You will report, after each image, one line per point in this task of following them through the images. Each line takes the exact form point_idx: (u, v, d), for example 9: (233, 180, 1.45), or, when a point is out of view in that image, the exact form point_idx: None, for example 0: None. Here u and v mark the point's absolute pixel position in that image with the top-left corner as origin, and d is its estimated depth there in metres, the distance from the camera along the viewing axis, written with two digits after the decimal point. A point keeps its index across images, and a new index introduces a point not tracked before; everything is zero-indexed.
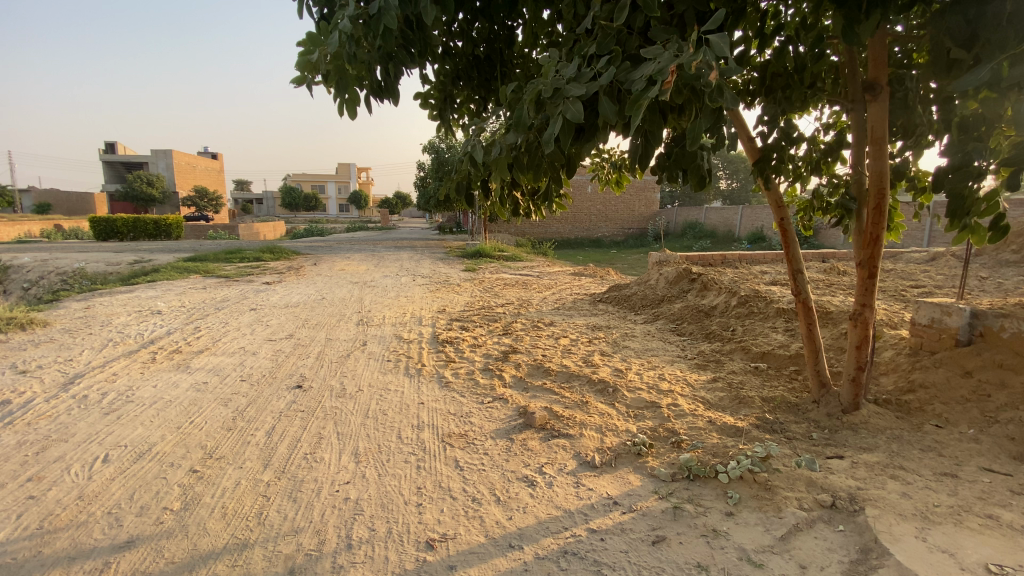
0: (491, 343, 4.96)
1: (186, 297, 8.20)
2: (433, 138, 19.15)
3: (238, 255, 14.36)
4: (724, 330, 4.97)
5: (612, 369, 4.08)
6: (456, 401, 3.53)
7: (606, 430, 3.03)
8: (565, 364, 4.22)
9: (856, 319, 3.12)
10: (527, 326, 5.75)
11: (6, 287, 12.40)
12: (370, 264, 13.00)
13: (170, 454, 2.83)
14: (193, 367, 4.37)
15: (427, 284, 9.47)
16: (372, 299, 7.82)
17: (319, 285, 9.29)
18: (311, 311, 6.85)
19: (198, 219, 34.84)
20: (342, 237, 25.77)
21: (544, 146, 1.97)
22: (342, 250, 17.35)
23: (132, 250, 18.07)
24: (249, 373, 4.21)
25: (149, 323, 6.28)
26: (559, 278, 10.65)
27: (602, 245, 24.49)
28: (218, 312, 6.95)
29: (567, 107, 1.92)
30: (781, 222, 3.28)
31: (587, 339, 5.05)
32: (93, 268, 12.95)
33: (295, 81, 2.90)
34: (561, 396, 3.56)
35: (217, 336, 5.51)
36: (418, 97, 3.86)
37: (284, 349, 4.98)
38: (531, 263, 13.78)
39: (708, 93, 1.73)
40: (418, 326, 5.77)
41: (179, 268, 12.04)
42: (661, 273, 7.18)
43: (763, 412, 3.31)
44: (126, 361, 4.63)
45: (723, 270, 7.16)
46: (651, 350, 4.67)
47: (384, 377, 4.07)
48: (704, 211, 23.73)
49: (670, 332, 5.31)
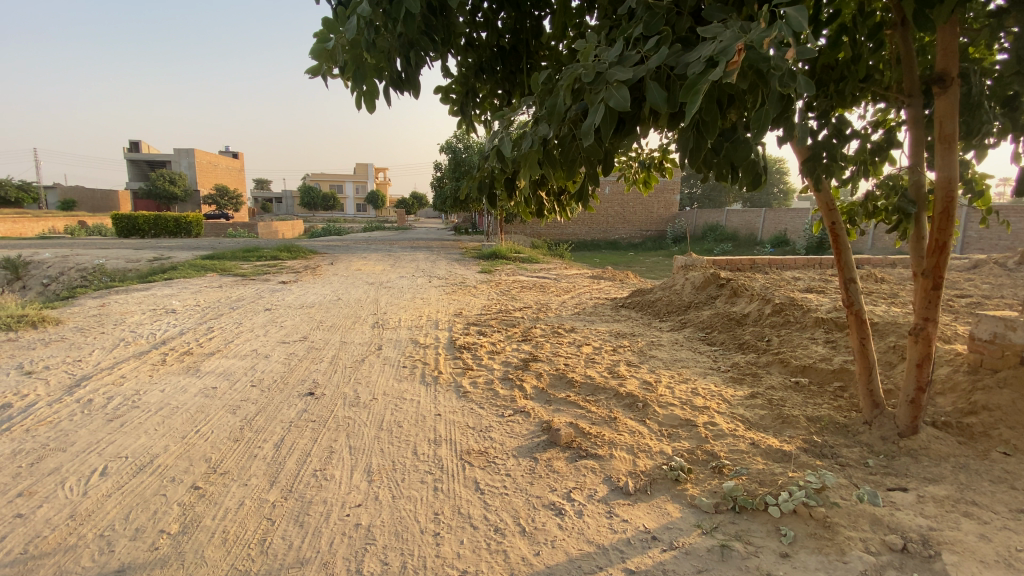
0: (511, 350, 4.73)
1: (201, 295, 8.13)
2: (450, 138, 19.03)
3: (255, 254, 14.37)
4: (759, 340, 4.68)
5: (641, 381, 3.82)
6: (474, 413, 3.32)
7: (639, 451, 2.79)
8: (590, 374, 3.98)
9: (917, 335, 2.80)
10: (548, 332, 5.50)
11: (27, 282, 12.56)
12: (386, 264, 12.89)
13: (171, 467, 2.67)
14: (203, 371, 4.22)
15: (443, 285, 9.28)
16: (387, 300, 7.64)
17: (335, 286, 9.18)
18: (326, 312, 6.70)
19: (217, 216, 35.24)
20: (359, 236, 25.82)
21: (582, 138, 1.73)
22: (359, 250, 17.31)
23: (151, 247, 18.25)
24: (260, 378, 4.04)
25: (163, 322, 6.18)
26: (578, 281, 10.39)
27: (620, 247, 24.16)
28: (232, 312, 6.85)
29: (609, 93, 1.69)
30: (833, 227, 2.99)
31: (611, 348, 4.79)
32: (112, 265, 13.05)
33: (309, 72, 2.70)
34: (587, 410, 3.31)
35: (229, 337, 5.37)
36: (439, 91, 3.65)
37: (297, 352, 4.82)
38: (549, 265, 13.52)
39: (777, 77, 1.50)
40: (434, 330, 5.57)
41: (196, 266, 12.06)
42: (688, 278, 6.89)
43: (810, 434, 3.04)
44: (135, 362, 4.51)
45: (753, 276, 6.84)
46: (681, 361, 4.41)
47: (400, 384, 3.87)
48: (725, 214, 23.22)
49: (700, 341, 5.04)
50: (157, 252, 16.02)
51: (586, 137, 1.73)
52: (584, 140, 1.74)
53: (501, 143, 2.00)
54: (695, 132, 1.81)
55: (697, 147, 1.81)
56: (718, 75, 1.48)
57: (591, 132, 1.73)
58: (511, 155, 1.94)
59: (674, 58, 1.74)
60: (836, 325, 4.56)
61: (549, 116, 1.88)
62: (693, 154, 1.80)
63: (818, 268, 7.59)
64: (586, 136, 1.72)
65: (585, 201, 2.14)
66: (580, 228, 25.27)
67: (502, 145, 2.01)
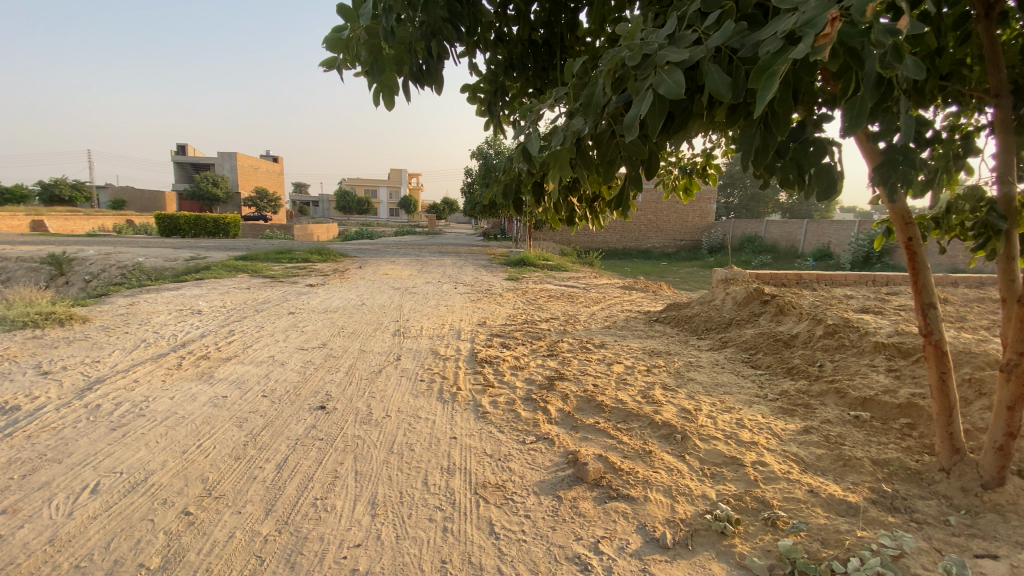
0: (536, 367, 4.44)
1: (228, 297, 8.12)
2: (483, 144, 18.93)
3: (287, 256, 14.51)
4: (811, 366, 4.29)
5: (679, 409, 3.50)
6: (493, 438, 3.03)
7: (677, 494, 2.47)
8: (622, 399, 3.65)
9: (1008, 372, 2.32)
10: (576, 347, 5.18)
11: (70, 278, 12.97)
12: (414, 269, 12.80)
13: (165, 487, 2.48)
14: (217, 377, 4.08)
15: (468, 293, 9.04)
16: (411, 307, 7.45)
17: (360, 290, 9.08)
18: (348, 318, 6.54)
19: (254, 218, 36.18)
20: (389, 240, 25.98)
21: (623, 132, 1.45)
22: (388, 254, 17.34)
23: (189, 246, 18.76)
24: (272, 387, 3.87)
25: (186, 324, 6.13)
26: (608, 292, 10.03)
27: (651, 256, 23.57)
28: (256, 315, 6.77)
29: (661, 78, 1.41)
30: (909, 243, 2.55)
31: (645, 368, 4.45)
32: (149, 263, 13.35)
33: (323, 65, 2.48)
34: (618, 441, 3.01)
35: (249, 341, 5.25)
36: (466, 90, 3.40)
37: (314, 359, 4.64)
38: (578, 274, 13.14)
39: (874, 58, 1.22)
40: (456, 341, 5.33)
41: (228, 266, 12.19)
42: (728, 293, 6.49)
43: (877, 481, 2.64)
44: (152, 365, 4.40)
45: (800, 292, 6.37)
46: (723, 387, 4.05)
47: (416, 401, 3.62)
48: (764, 224, 22.35)
49: (743, 364, 4.66)
50: (194, 252, 16.38)
51: (629, 131, 1.45)
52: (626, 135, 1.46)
53: (528, 138, 1.74)
54: (762, 126, 1.51)
55: (764, 145, 1.50)
56: (801, 51, 1.18)
57: (634, 126, 1.44)
58: (537, 153, 1.67)
59: (739, 38, 1.45)
60: (899, 351, 4.12)
61: (584, 107, 1.60)
62: (758, 152, 1.50)
63: (871, 286, 7.04)
64: (630, 129, 1.44)
65: (626, 212, 1.82)
66: (611, 236, 24.76)
67: (528, 140, 1.74)
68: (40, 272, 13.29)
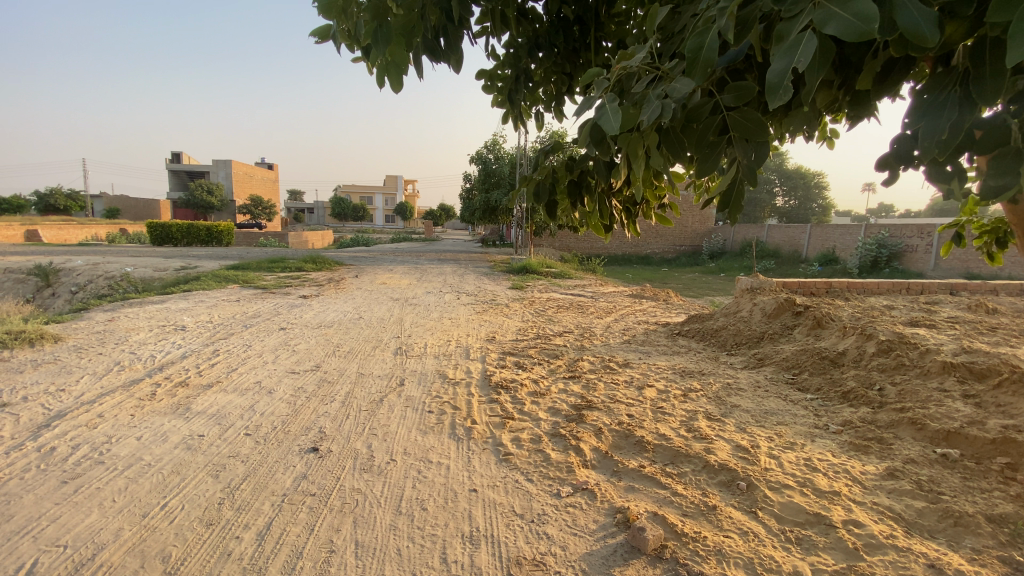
0: (558, 392, 3.92)
1: (216, 310, 7.56)
2: (481, 147, 18.43)
3: (280, 264, 13.94)
4: (870, 391, 3.81)
5: (733, 448, 3.01)
6: (520, 491, 2.53)
7: (765, 571, 1.97)
8: (664, 433, 3.14)
9: None
10: (598, 367, 4.67)
11: (55, 290, 12.33)
12: (413, 278, 12.28)
13: (116, 571, 1.94)
14: (195, 410, 3.53)
15: (471, 304, 8.51)
16: (412, 320, 6.92)
17: (357, 302, 8.55)
18: (344, 334, 6.00)
19: (248, 227, 35.54)
20: (386, 248, 25.42)
21: (766, 95, 0.96)
22: (386, 262, 16.80)
23: (180, 255, 18.12)
24: (258, 422, 3.32)
25: (168, 342, 5.57)
26: (617, 301, 9.57)
27: (653, 262, 23.12)
28: (244, 331, 6.22)
29: (833, 12, 0.92)
30: None
31: (681, 393, 3.94)
32: (137, 274, 12.73)
33: (315, 33, 1.95)
34: (672, 494, 2.51)
35: (234, 364, 4.70)
36: (482, 75, 2.97)
37: (307, 386, 4.10)
38: (582, 282, 12.64)
39: None
40: (466, 360, 4.81)
41: (219, 277, 11.59)
42: (755, 303, 6.04)
43: (1004, 546, 2.14)
44: (122, 394, 3.85)
45: (834, 303, 5.93)
46: (774, 417, 3.55)
47: (424, 439, 3.10)
48: (766, 229, 21.97)
49: (788, 387, 4.17)
50: (185, 261, 15.80)
51: (772, 95, 0.96)
52: (768, 101, 0.97)
53: (600, 112, 1.24)
54: (957, 97, 0.99)
55: (958, 124, 0.96)
56: None
57: (781, 82, 0.95)
58: (616, 130, 1.16)
59: None
60: (970, 372, 3.69)
61: (687, 66, 1.12)
62: (955, 130, 0.95)
63: (904, 296, 6.61)
64: (776, 90, 0.95)
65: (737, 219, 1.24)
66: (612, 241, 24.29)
67: (602, 116, 1.23)
68: (24, 283, 12.67)
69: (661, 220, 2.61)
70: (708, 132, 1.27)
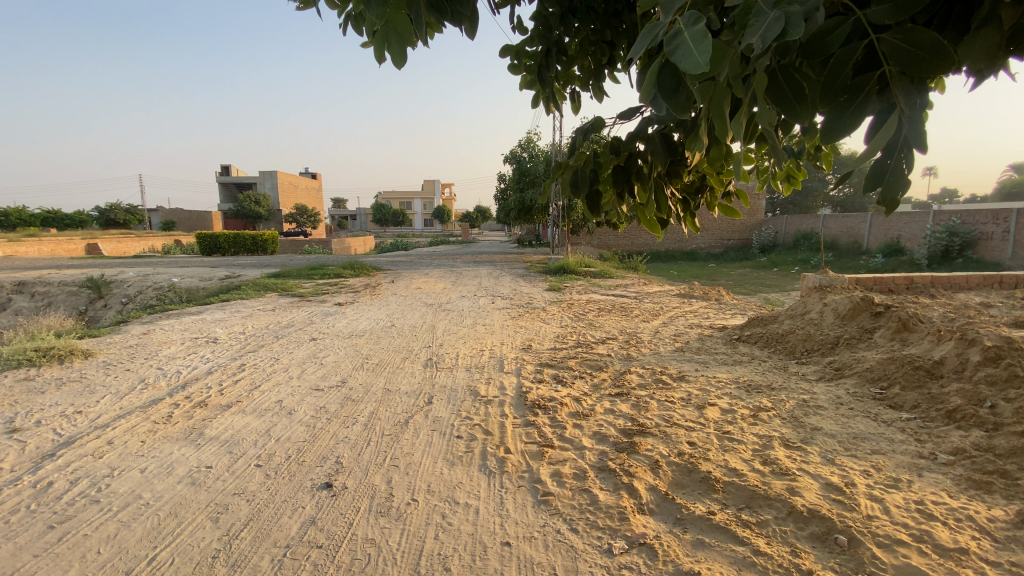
0: (606, 413, 3.46)
1: (250, 320, 7.47)
2: (515, 147, 18.07)
3: (318, 271, 13.97)
4: (980, 410, 3.09)
5: (822, 487, 2.49)
6: (562, 546, 2.10)
7: None
8: (735, 468, 2.66)
9: None
10: (648, 380, 4.18)
11: (108, 301, 12.78)
12: (449, 282, 11.99)
13: None
14: (207, 435, 3.26)
15: (507, 308, 8.08)
16: (445, 327, 6.58)
17: (390, 309, 8.30)
18: (374, 345, 5.71)
19: (292, 234, 36.53)
20: (424, 251, 25.43)
21: None
22: (422, 265, 16.66)
23: (226, 265, 18.61)
24: (271, 450, 3.01)
25: (197, 356, 5.43)
26: (664, 302, 8.95)
27: (698, 258, 22.10)
28: (275, 342, 6.04)
29: None
30: None
31: (750, 415, 3.42)
32: (183, 284, 13.02)
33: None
34: (753, 554, 2.02)
35: (258, 380, 4.46)
36: (508, 53, 2.55)
37: (329, 405, 3.77)
38: (624, 281, 12.02)
39: None
40: (500, 373, 4.41)
41: (258, 285, 11.65)
42: (826, 304, 5.37)
43: None
44: (138, 416, 3.65)
45: (920, 301, 5.18)
46: (866, 443, 2.98)
47: (451, 472, 2.71)
48: (819, 220, 20.58)
49: (878, 404, 3.56)
50: (230, 270, 16.17)
51: None
52: None
53: (674, 43, 0.81)
54: None
55: None
56: None
57: None
58: (704, 64, 0.74)
59: None
60: None
61: None
62: None
63: (1002, 291, 5.74)
64: None
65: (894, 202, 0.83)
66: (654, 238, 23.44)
67: (683, 47, 0.79)
68: (79, 296, 13.19)
69: (730, 209, 2.09)
70: (843, 70, 0.86)
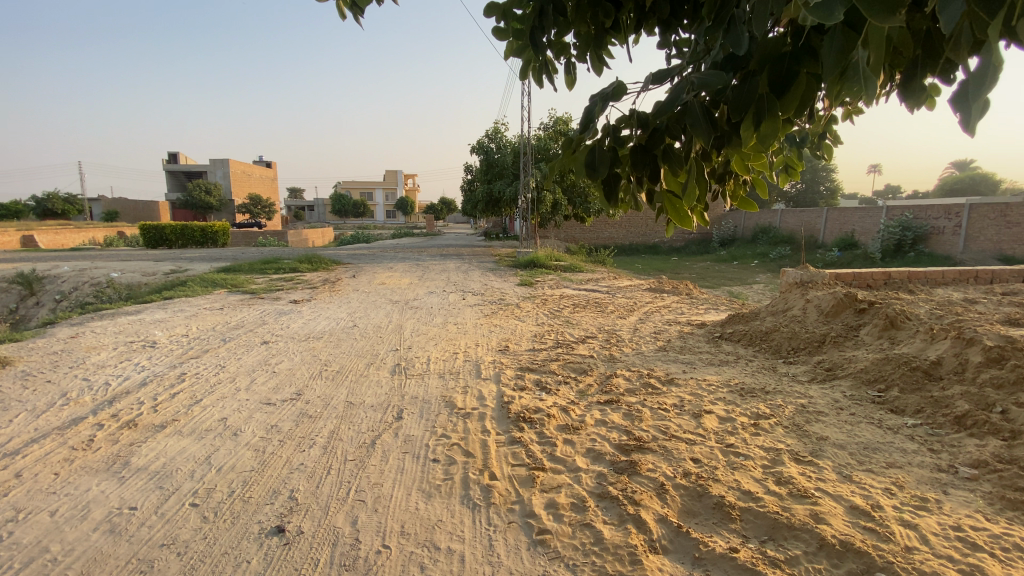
0: (597, 426, 3.12)
1: (196, 321, 6.78)
2: (482, 137, 17.57)
3: (274, 265, 13.14)
4: (991, 415, 2.94)
5: (847, 512, 2.24)
6: None
7: None
8: (749, 491, 2.38)
9: None
10: (637, 385, 3.88)
11: (37, 298, 11.59)
12: (414, 277, 11.47)
13: None
14: (134, 465, 2.73)
15: (478, 305, 7.67)
16: (413, 328, 6.13)
17: (353, 306, 7.75)
18: (335, 349, 5.21)
19: (247, 225, 34.79)
20: (387, 244, 24.58)
21: None
22: (385, 260, 16.00)
23: (172, 258, 17.37)
24: (211, 483, 2.53)
25: (130, 364, 4.78)
26: (637, 296, 8.76)
27: (664, 251, 22.26)
28: (223, 346, 5.44)
29: None
30: None
31: (751, 424, 3.17)
32: (123, 280, 11.95)
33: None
34: None
35: (201, 392, 3.91)
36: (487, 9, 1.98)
37: (282, 423, 3.30)
38: (594, 276, 11.77)
39: None
40: (477, 380, 4.02)
41: (208, 281, 10.77)
42: (811, 300, 5.23)
43: None
44: (53, 440, 3.05)
45: (902, 299, 5.11)
46: (879, 456, 2.78)
47: (429, 506, 2.31)
48: (779, 215, 21.03)
49: (879, 409, 3.39)
50: (177, 264, 15.04)
51: None
52: None
53: None
54: None
55: None
56: None
57: None
58: None
59: None
60: None
61: None
62: None
63: (976, 287, 5.79)
64: None
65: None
66: (620, 231, 23.46)
67: None
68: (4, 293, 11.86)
69: (749, 201, 1.73)
70: None
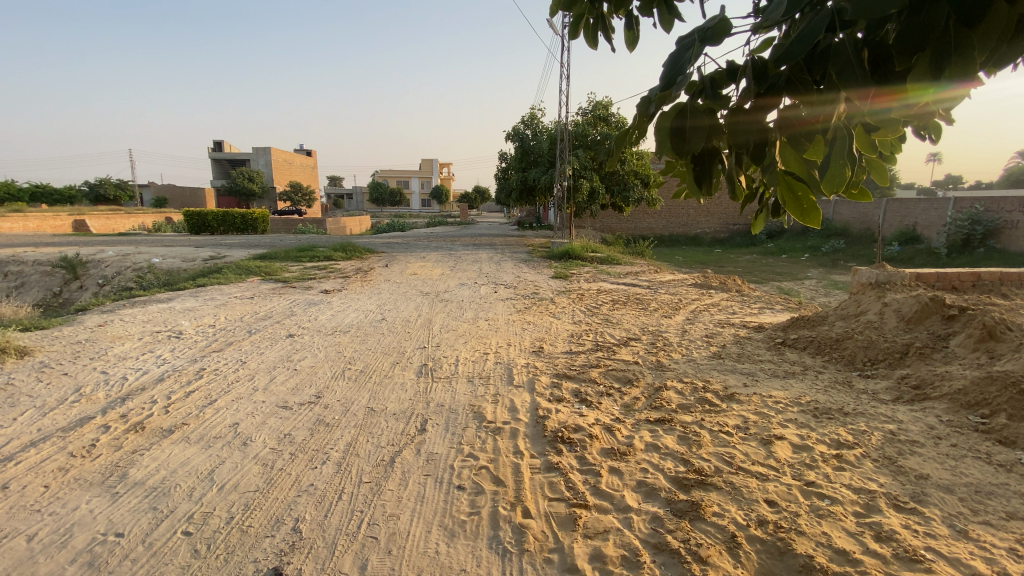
0: (648, 451, 2.69)
1: (225, 310, 6.67)
2: (517, 123, 17.05)
3: (309, 253, 13.12)
4: None
5: None
6: None
7: None
8: (843, 549, 1.92)
9: None
10: (692, 399, 3.42)
11: (83, 282, 11.91)
12: (446, 267, 11.18)
13: None
14: (132, 479, 2.48)
15: (511, 299, 7.29)
16: (442, 323, 5.79)
17: (381, 298, 7.49)
18: (360, 345, 4.93)
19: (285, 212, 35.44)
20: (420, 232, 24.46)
21: None
22: (418, 248, 15.80)
23: (212, 244, 17.71)
24: (210, 506, 2.25)
25: (152, 356, 4.62)
26: (682, 293, 8.17)
27: (706, 243, 21.28)
28: (247, 339, 5.25)
29: None
30: None
31: (833, 455, 2.67)
32: (163, 265, 12.14)
33: None
34: None
35: (216, 391, 3.68)
36: None
37: (296, 431, 3.01)
38: (634, 269, 11.18)
39: None
40: (509, 387, 3.64)
41: (242, 268, 10.79)
42: (889, 303, 4.60)
43: None
44: (54, 444, 2.85)
45: (999, 304, 4.43)
46: (999, 504, 2.26)
47: (450, 550, 1.95)
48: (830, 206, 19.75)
49: (987, 440, 2.84)
50: (216, 251, 15.25)
51: None
52: None
53: None
54: None
55: None
56: None
57: None
58: None
59: None
60: None
61: None
62: None
63: None
64: None
65: None
66: (659, 222, 22.58)
67: None
68: (52, 276, 12.23)
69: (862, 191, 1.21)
70: None
